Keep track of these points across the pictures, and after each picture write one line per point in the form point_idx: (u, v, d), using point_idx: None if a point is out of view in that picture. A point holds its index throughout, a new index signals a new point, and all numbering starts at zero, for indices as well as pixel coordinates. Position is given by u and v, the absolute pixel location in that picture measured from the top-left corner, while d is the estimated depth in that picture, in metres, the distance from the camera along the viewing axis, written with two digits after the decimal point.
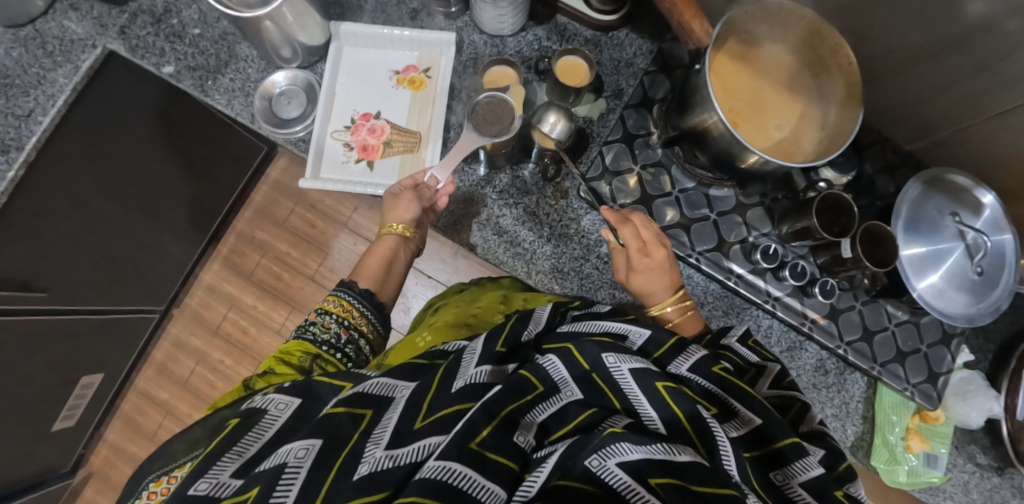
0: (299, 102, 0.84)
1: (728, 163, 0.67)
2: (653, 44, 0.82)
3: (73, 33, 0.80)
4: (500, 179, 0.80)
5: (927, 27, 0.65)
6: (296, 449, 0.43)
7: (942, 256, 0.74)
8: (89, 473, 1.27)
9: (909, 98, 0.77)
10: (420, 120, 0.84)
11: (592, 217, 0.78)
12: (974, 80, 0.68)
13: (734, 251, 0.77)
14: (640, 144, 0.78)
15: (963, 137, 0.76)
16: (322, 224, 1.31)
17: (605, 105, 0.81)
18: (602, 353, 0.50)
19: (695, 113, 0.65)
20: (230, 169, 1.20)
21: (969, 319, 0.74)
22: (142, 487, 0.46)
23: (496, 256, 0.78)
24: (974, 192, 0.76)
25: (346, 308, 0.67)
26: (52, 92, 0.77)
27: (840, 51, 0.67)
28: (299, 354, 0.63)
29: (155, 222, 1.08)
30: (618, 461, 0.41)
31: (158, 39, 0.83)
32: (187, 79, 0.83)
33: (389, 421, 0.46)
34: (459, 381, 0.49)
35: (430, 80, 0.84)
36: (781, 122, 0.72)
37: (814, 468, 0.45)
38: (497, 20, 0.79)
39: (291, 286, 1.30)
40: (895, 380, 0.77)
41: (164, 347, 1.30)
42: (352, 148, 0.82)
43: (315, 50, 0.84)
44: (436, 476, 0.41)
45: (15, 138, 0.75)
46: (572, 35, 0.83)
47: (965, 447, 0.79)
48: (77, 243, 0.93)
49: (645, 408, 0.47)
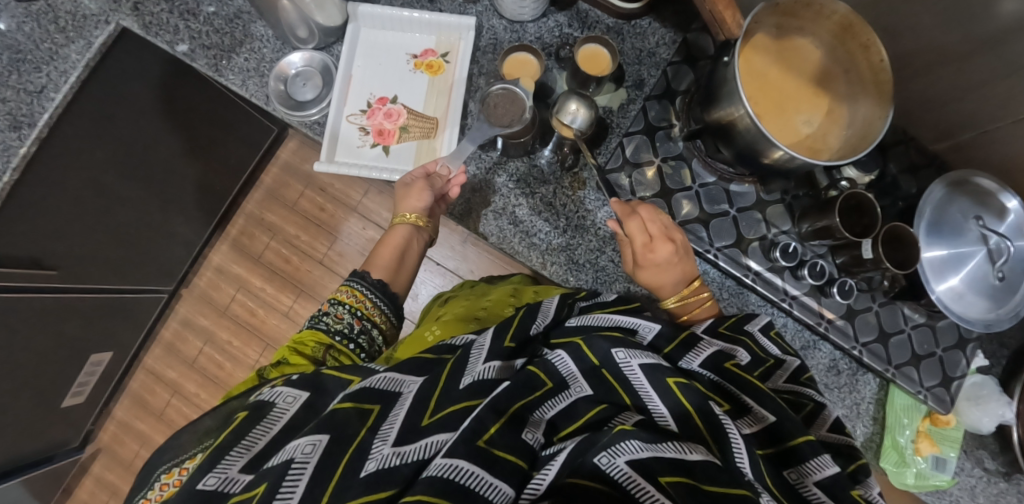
0: (315, 84, 0.83)
1: (751, 157, 0.66)
2: (676, 34, 0.80)
3: (86, 9, 0.78)
4: (514, 166, 0.79)
5: (959, 25, 0.64)
6: (303, 445, 0.42)
7: (963, 259, 0.74)
8: (97, 449, 1.28)
9: (937, 96, 0.75)
10: (437, 106, 0.82)
11: (609, 209, 0.77)
12: (1005, 81, 0.66)
13: (752, 248, 0.75)
14: (661, 136, 0.76)
15: (990, 140, 0.75)
16: (331, 207, 1.30)
17: (626, 95, 0.80)
18: (611, 349, 0.48)
19: (720, 106, 0.64)
20: (240, 149, 1.19)
21: (987, 325, 0.73)
22: (155, 478, 0.47)
23: (510, 245, 0.77)
24: (999, 196, 0.75)
25: (358, 299, 0.68)
26: (65, 69, 0.76)
27: (871, 47, 0.66)
28: (313, 345, 0.63)
29: (162, 202, 1.07)
30: (628, 458, 0.41)
31: (172, 16, 0.82)
32: (201, 58, 0.82)
33: (396, 418, 0.45)
34: (466, 377, 0.48)
35: (448, 65, 0.83)
36: (810, 116, 0.70)
37: (829, 468, 0.44)
38: (517, 5, 0.77)
39: (300, 269, 1.29)
40: (908, 382, 0.76)
41: (172, 326, 1.30)
42: (367, 132, 0.81)
43: (331, 31, 0.82)
44: (443, 475, 0.40)
45: (27, 114, 0.73)
46: (594, 22, 0.82)
47: (974, 452, 0.79)
48: (87, 222, 0.92)
49: (655, 404, 0.46)
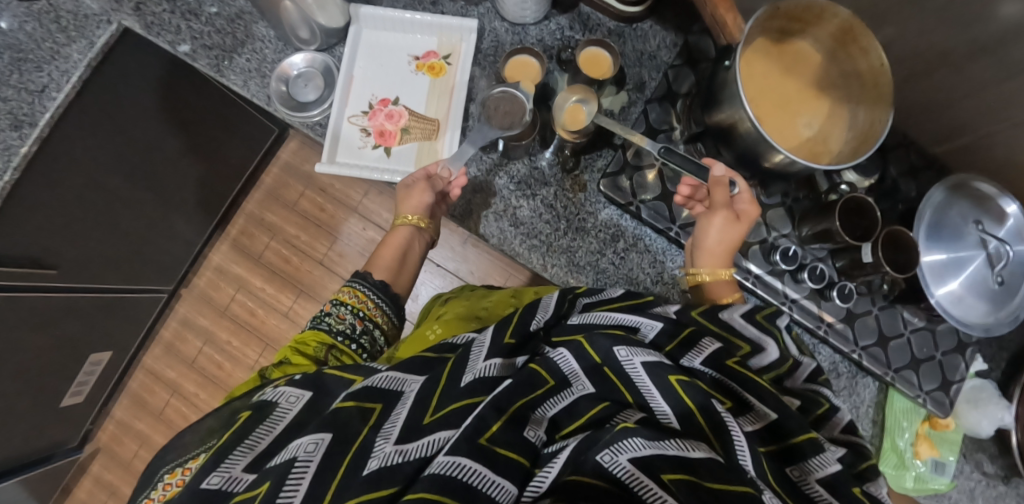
0: (316, 85, 0.83)
1: (752, 160, 0.66)
2: (678, 37, 0.80)
3: (88, 9, 0.78)
4: (515, 168, 0.79)
5: (959, 30, 0.64)
6: (306, 443, 0.43)
7: (963, 263, 0.74)
8: (96, 449, 1.28)
9: (938, 100, 0.75)
10: (438, 107, 0.82)
11: (610, 211, 0.77)
12: (1006, 85, 0.66)
13: (752, 251, 0.76)
14: (662, 139, 0.77)
15: (990, 144, 0.75)
16: (331, 208, 1.30)
17: (627, 97, 0.80)
18: (613, 346, 0.48)
19: (721, 109, 0.64)
20: (241, 149, 1.20)
21: (986, 328, 0.73)
22: (158, 478, 0.47)
23: (510, 247, 0.77)
24: (999, 201, 0.75)
25: (361, 299, 0.68)
26: (67, 68, 0.76)
27: (872, 51, 0.65)
28: (314, 345, 0.63)
29: (162, 201, 1.07)
30: (630, 456, 0.41)
31: (174, 17, 0.82)
32: (202, 58, 0.82)
33: (399, 416, 0.46)
34: (468, 375, 0.48)
35: (450, 67, 0.83)
36: (810, 119, 0.70)
37: (831, 465, 0.44)
38: (519, 7, 0.77)
39: (300, 270, 1.29)
40: (908, 386, 0.76)
41: (172, 326, 1.30)
42: (368, 133, 0.81)
43: (333, 33, 0.82)
44: (445, 472, 0.41)
45: (29, 114, 0.73)
46: (595, 25, 0.82)
47: (973, 455, 0.79)
48: (88, 221, 0.92)
49: (657, 401, 0.46)
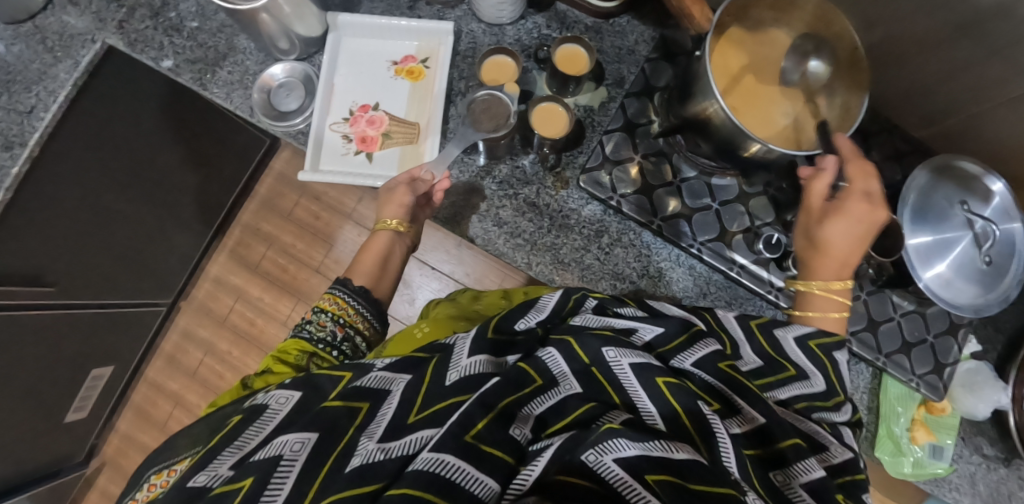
0: (298, 95, 0.84)
1: (730, 151, 0.66)
2: (655, 31, 0.81)
3: (72, 28, 0.80)
4: (499, 169, 0.79)
5: (936, 11, 0.64)
6: (292, 441, 0.43)
7: (950, 246, 0.73)
8: (102, 463, 1.29)
9: (920, 83, 0.75)
10: (420, 111, 0.84)
11: (593, 207, 0.78)
12: (989, 64, 0.65)
13: (737, 241, 0.75)
14: (641, 133, 0.77)
15: (975, 124, 0.74)
16: (327, 215, 1.32)
17: (606, 93, 0.80)
18: (602, 347, 0.48)
19: (697, 101, 0.64)
20: (234, 160, 1.21)
21: (977, 310, 0.72)
22: (145, 479, 0.48)
23: (496, 247, 0.77)
24: (983, 180, 0.74)
25: (341, 306, 0.68)
26: (54, 88, 0.77)
27: (846, 35, 0.64)
28: (296, 353, 0.64)
29: (156, 214, 1.09)
30: (615, 457, 0.40)
31: (156, 33, 0.83)
32: (185, 73, 0.82)
33: (385, 416, 0.46)
34: (452, 374, 0.49)
35: (428, 70, 0.84)
36: (787, 108, 0.70)
37: (815, 471, 0.44)
38: (496, 8, 0.78)
39: (297, 278, 1.30)
40: (900, 371, 0.76)
41: (173, 338, 1.31)
42: (350, 140, 0.82)
43: (312, 42, 0.83)
44: (429, 469, 0.40)
45: (19, 134, 0.74)
46: (572, 22, 0.82)
47: (973, 439, 0.78)
48: (83, 237, 0.93)
49: (644, 404, 0.46)
